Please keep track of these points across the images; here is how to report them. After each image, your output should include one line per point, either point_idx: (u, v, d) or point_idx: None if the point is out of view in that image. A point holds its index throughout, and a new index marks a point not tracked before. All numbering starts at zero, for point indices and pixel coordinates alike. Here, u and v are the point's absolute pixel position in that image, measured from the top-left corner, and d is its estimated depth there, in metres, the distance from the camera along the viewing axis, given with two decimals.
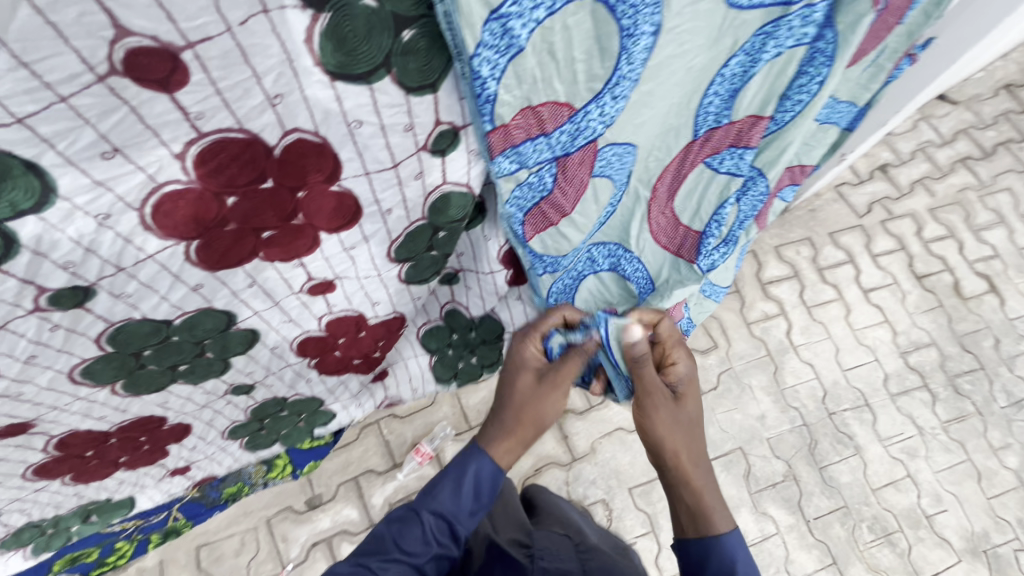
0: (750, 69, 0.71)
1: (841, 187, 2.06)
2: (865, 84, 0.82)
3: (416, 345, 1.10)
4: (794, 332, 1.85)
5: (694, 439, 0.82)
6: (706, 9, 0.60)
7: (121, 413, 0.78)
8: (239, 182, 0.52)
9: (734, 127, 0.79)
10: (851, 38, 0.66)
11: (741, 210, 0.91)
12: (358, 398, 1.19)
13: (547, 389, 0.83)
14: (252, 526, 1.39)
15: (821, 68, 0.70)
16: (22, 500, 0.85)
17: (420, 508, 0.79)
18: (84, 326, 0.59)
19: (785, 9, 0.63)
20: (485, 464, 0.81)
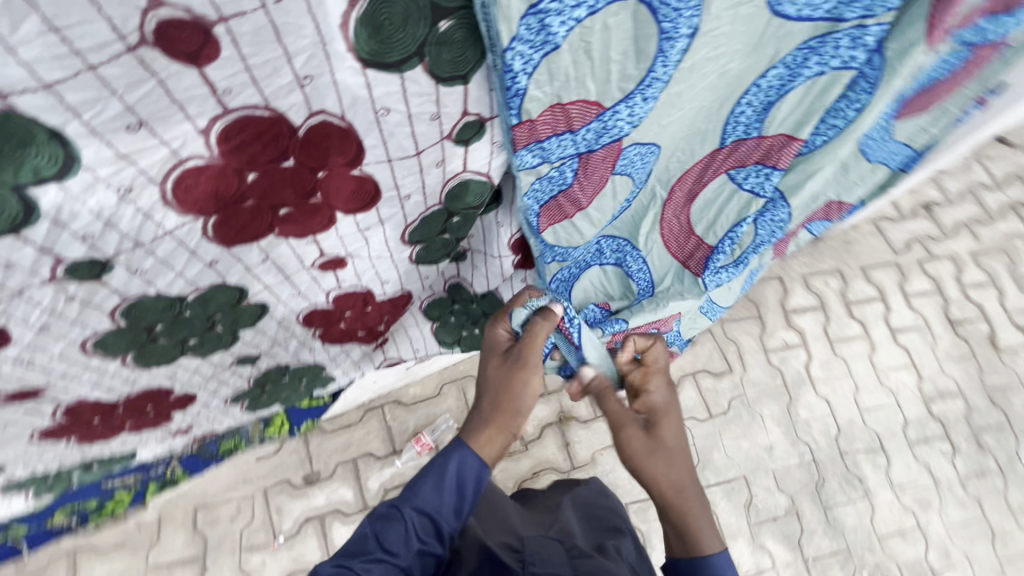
0: (788, 84, 0.71)
1: (879, 221, 1.98)
2: (927, 127, 0.80)
3: (419, 315, 1.06)
4: (813, 365, 1.79)
5: (684, 471, 0.82)
6: (746, 12, 0.59)
7: (130, 383, 0.79)
8: (261, 160, 0.51)
9: (763, 143, 0.80)
10: (899, 66, 0.66)
11: (757, 231, 0.95)
12: (358, 366, 1.15)
13: (512, 371, 0.83)
14: (249, 494, 1.43)
15: (863, 93, 0.71)
16: (29, 455, 0.88)
17: (402, 504, 0.78)
18: (99, 299, 0.60)
19: (834, 25, 0.62)
20: (462, 458, 0.80)
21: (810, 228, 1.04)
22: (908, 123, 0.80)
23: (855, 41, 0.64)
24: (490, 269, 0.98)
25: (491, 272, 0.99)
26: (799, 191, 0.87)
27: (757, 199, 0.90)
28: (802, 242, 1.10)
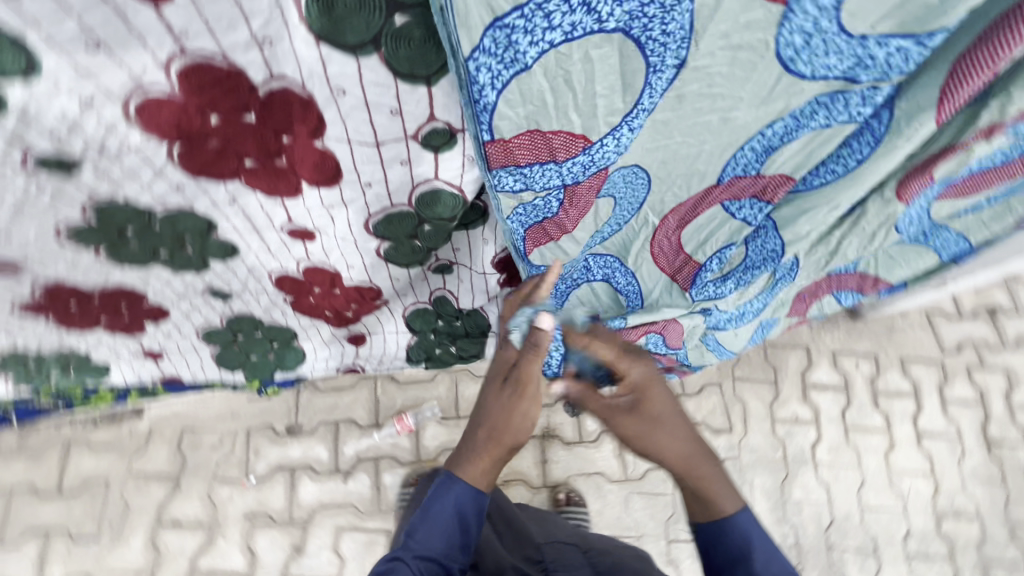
0: (792, 133, 0.69)
1: (933, 315, 1.92)
2: (988, 225, 0.89)
3: (400, 322, 1.10)
4: (820, 448, 1.76)
5: (684, 440, 0.85)
6: (746, 59, 0.57)
7: (103, 277, 0.84)
8: (222, 106, 0.53)
9: (761, 181, 0.78)
10: (904, 127, 0.67)
11: (747, 254, 0.92)
12: (328, 345, 1.16)
13: (513, 399, 0.82)
14: (235, 430, 1.70)
15: (866, 147, 0.72)
16: (11, 327, 0.94)
17: (404, 554, 0.77)
18: (67, 192, 0.63)
19: (848, 85, 0.61)
20: (456, 498, 0.80)
21: (839, 296, 1.09)
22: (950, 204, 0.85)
23: (865, 100, 0.64)
24: (474, 284, 0.98)
25: (475, 288, 1.00)
26: (792, 226, 0.84)
27: (746, 227, 0.87)
28: (829, 310, 1.14)
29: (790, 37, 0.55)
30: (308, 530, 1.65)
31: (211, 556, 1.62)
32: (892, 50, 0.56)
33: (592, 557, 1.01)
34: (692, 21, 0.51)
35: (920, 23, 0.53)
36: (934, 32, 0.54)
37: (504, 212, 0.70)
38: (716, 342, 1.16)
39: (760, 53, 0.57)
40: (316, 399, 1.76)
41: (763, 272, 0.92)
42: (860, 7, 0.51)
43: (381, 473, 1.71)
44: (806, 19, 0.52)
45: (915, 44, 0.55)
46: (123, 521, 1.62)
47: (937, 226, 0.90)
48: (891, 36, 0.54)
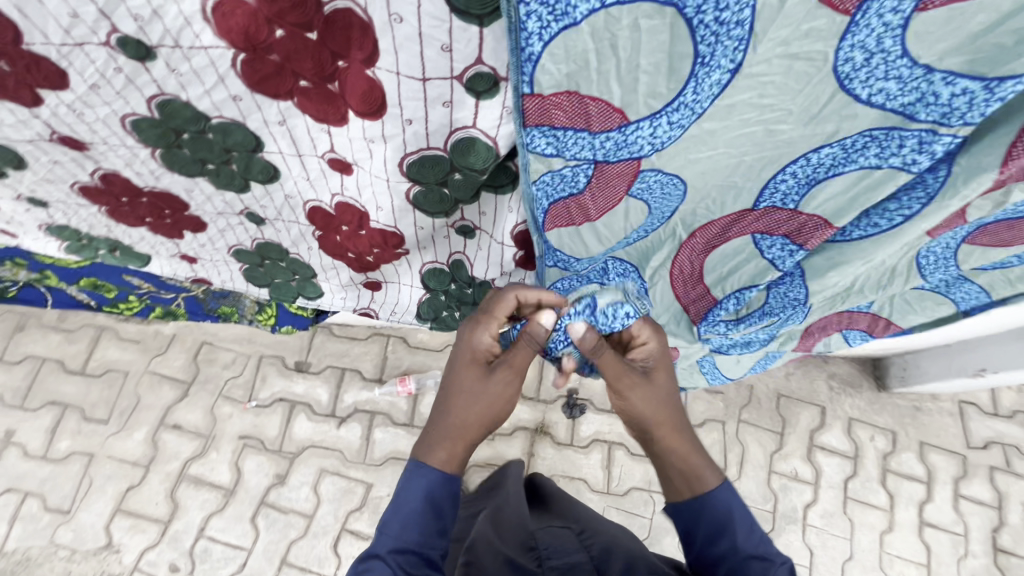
0: (838, 168, 0.67)
1: (966, 405, 1.83)
2: (1013, 283, 0.90)
3: (416, 277, 1.13)
4: (813, 510, 1.71)
5: (671, 409, 0.86)
6: (802, 71, 0.56)
7: (154, 179, 0.90)
8: (287, 19, 0.56)
9: (797, 219, 0.77)
10: (960, 187, 0.65)
11: (767, 300, 0.94)
12: (345, 289, 1.21)
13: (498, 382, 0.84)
14: (249, 353, 1.82)
15: (916, 203, 0.70)
16: (67, 207, 1.01)
17: (381, 549, 0.79)
18: (140, 82, 0.68)
19: (906, 123, 0.59)
20: (428, 484, 0.82)
21: (848, 336, 1.10)
22: (980, 254, 0.84)
23: (922, 146, 0.61)
24: (491, 255, 1.00)
25: (491, 259, 1.02)
26: (820, 277, 0.85)
27: (773, 268, 0.86)
28: (837, 349, 1.15)
29: (850, 52, 0.53)
30: (295, 464, 1.73)
31: (201, 465, 1.72)
32: (958, 90, 0.55)
33: (584, 539, 1.06)
34: (751, 24, 0.51)
35: (989, 64, 0.52)
36: (1003, 77, 0.52)
37: (530, 177, 0.72)
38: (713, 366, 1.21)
39: (817, 66, 0.55)
40: (327, 342, 1.85)
41: (779, 317, 0.95)
42: (924, 29, 0.50)
43: (373, 427, 1.77)
44: (868, 35, 0.51)
45: (982, 88, 0.54)
46: (131, 414, 1.76)
47: (960, 279, 0.92)
48: (959, 74, 0.53)
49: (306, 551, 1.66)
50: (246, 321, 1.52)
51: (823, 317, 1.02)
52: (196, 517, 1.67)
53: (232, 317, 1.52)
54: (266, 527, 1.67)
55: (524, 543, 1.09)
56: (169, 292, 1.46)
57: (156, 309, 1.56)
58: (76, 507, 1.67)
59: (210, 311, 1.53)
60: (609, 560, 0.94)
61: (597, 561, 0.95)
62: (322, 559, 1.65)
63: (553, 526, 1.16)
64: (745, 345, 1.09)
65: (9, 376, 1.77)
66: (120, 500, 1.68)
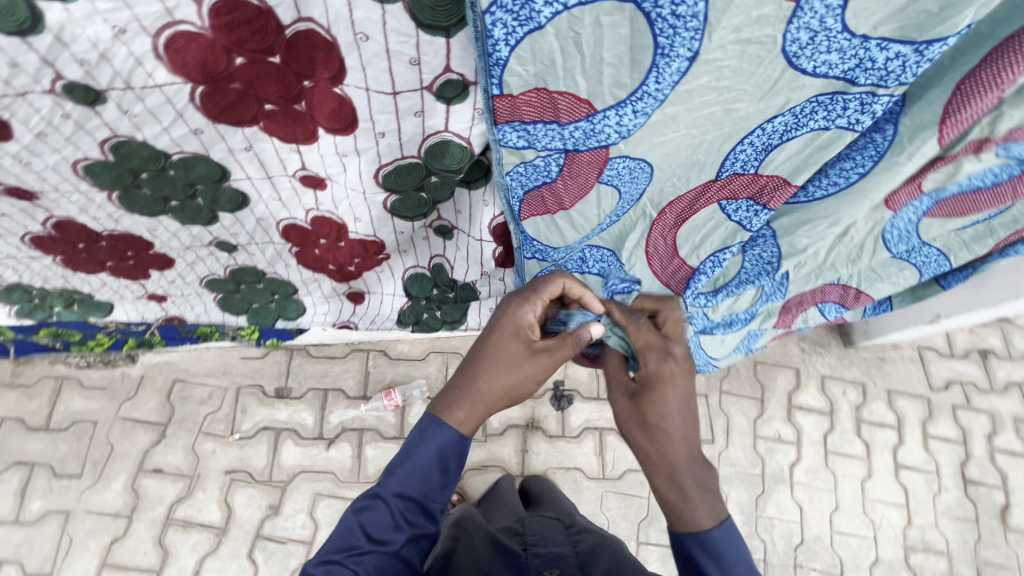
0: (791, 133, 0.69)
1: (925, 350, 1.95)
2: (969, 245, 0.97)
3: (398, 284, 1.13)
4: (798, 468, 1.79)
5: (667, 444, 0.77)
6: (755, 54, 0.58)
7: (113, 222, 0.86)
8: (248, 46, 0.55)
9: (759, 181, 0.78)
10: (906, 144, 0.70)
11: (744, 263, 0.97)
12: (328, 300, 1.19)
13: (535, 367, 0.85)
14: (225, 386, 1.77)
15: (869, 160, 0.74)
16: (17, 261, 0.96)
17: (383, 492, 0.81)
18: (91, 126, 0.65)
19: (847, 86, 0.62)
20: (440, 444, 0.83)
21: (823, 309, 1.12)
22: (941, 224, 0.93)
23: (863, 107, 0.64)
24: (471, 253, 1.01)
25: (472, 258, 1.02)
26: (790, 236, 0.88)
27: (743, 230, 0.87)
28: (813, 325, 1.18)
29: (796, 33, 0.56)
30: (287, 492, 1.69)
31: (188, 507, 1.66)
32: (891, 54, 0.58)
33: (572, 533, 1.05)
34: (706, 15, 0.53)
35: (919, 28, 0.55)
36: (932, 40, 0.56)
37: (504, 169, 0.73)
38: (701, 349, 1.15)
39: (767, 48, 0.57)
40: (307, 364, 1.81)
41: (756, 279, 0.98)
42: (863, 6, 0.52)
43: (363, 444, 1.75)
44: (812, 16, 0.54)
45: (914, 51, 0.57)
46: (106, 464, 1.68)
47: (927, 246, 0.98)
48: (891, 40, 0.56)
49: None
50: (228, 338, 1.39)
51: (799, 294, 1.07)
52: (190, 561, 1.62)
53: (212, 335, 1.36)
54: (264, 561, 1.63)
55: (510, 528, 1.08)
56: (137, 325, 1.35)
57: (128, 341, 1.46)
58: (58, 569, 1.59)
59: (187, 335, 1.42)
60: (594, 560, 0.91)
61: (582, 557, 0.93)
62: None
63: (545, 517, 1.17)
64: (727, 325, 1.10)
65: None
66: (104, 555, 1.60)
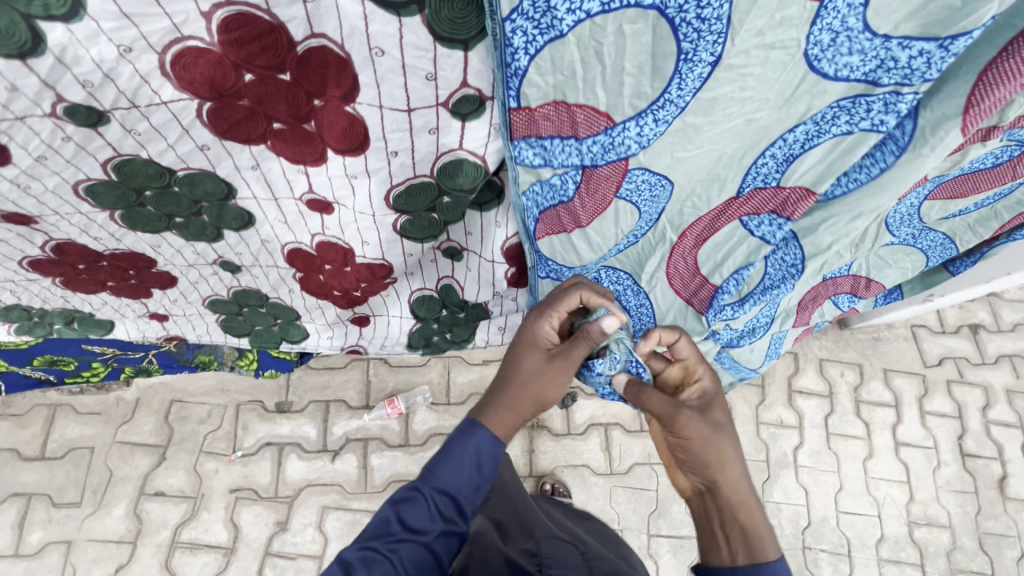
0: (813, 140, 0.68)
1: (918, 328, 1.98)
2: (974, 229, 0.99)
3: (405, 307, 1.11)
4: (801, 451, 1.81)
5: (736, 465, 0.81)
6: (778, 60, 0.57)
7: (115, 241, 0.83)
8: (258, 63, 0.54)
9: (780, 195, 0.77)
10: (929, 137, 0.67)
11: (766, 271, 0.91)
12: (331, 328, 1.17)
13: (556, 371, 0.85)
14: (224, 404, 1.73)
15: (890, 156, 0.71)
16: (15, 284, 0.92)
17: (421, 485, 0.80)
18: (93, 148, 0.63)
19: (870, 88, 0.60)
20: (477, 444, 0.81)
21: (837, 301, 1.12)
22: (942, 207, 0.94)
23: (887, 107, 0.62)
24: (482, 274, 1.00)
25: (483, 279, 1.02)
26: (813, 235, 0.83)
27: (766, 244, 0.87)
28: (830, 317, 1.18)
29: (818, 35, 0.56)
30: (294, 507, 1.67)
31: (193, 528, 1.63)
32: (914, 53, 0.56)
33: (590, 558, 0.90)
34: (729, 17, 0.52)
35: (942, 25, 0.53)
36: (957, 35, 0.53)
37: (520, 187, 0.73)
38: (732, 360, 1.17)
39: (790, 53, 0.57)
40: (307, 376, 1.78)
41: (779, 289, 0.92)
42: (883, 5, 0.52)
43: (369, 454, 1.73)
44: (835, 16, 0.54)
45: (938, 47, 0.55)
46: (106, 490, 1.64)
47: (926, 228, 0.99)
48: (914, 38, 0.55)
49: None
50: (226, 368, 1.43)
51: (811, 288, 1.05)
52: None
53: (211, 363, 1.44)
54: None
55: (527, 548, 0.95)
56: (137, 349, 1.31)
57: (126, 370, 1.43)
58: None
59: (187, 362, 1.42)
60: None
61: None
62: None
63: (563, 537, 1.01)
64: (750, 334, 1.09)
65: None
66: None
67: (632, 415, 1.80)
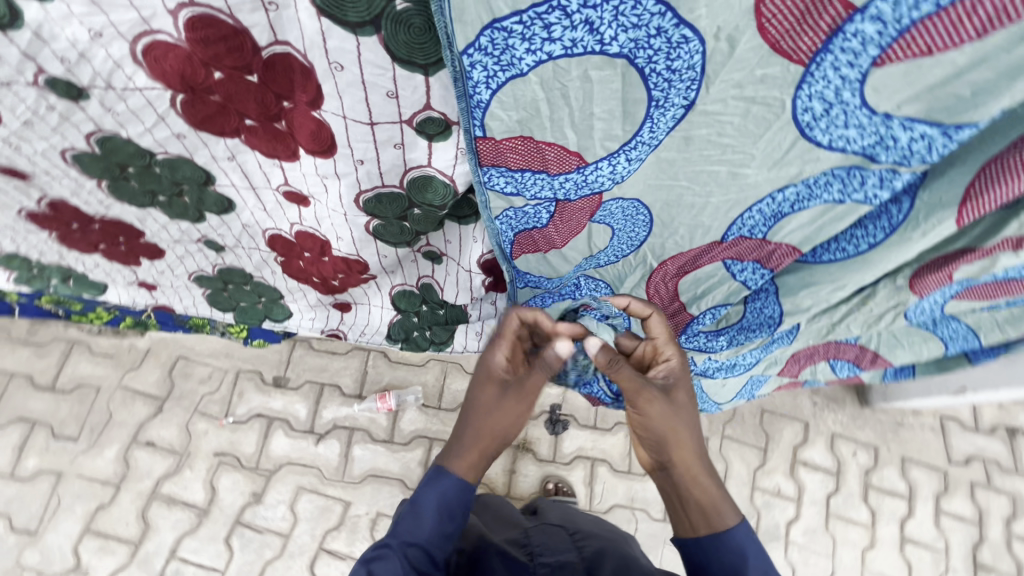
0: (803, 203, 0.64)
1: (948, 421, 1.83)
2: (1002, 326, 0.90)
3: (386, 298, 1.08)
4: (795, 526, 1.70)
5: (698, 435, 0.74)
6: (760, 115, 0.54)
7: (105, 208, 0.86)
8: (225, 62, 0.53)
9: (766, 247, 0.72)
10: (921, 221, 0.64)
11: (745, 314, 0.89)
12: (313, 310, 1.15)
13: (513, 401, 0.80)
14: (226, 368, 1.77)
15: (880, 232, 0.68)
16: (17, 234, 0.97)
17: (390, 540, 0.74)
18: (76, 119, 0.65)
19: (866, 163, 0.56)
20: (441, 489, 0.77)
21: (835, 365, 1.07)
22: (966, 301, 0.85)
23: (883, 183, 0.58)
24: (460, 280, 0.96)
25: (461, 285, 0.97)
26: (792, 296, 0.81)
27: (744, 289, 0.83)
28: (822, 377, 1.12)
29: (808, 102, 0.51)
30: (271, 482, 1.68)
31: (174, 483, 1.67)
32: (916, 135, 0.51)
33: (578, 540, 1.00)
34: (704, 66, 0.49)
35: (948, 111, 0.49)
36: (961, 123, 0.49)
37: (491, 212, 0.70)
38: (702, 390, 1.11)
39: (775, 112, 0.53)
40: (305, 355, 1.80)
41: (757, 334, 0.89)
42: (883, 84, 0.47)
43: (352, 443, 1.73)
44: (825, 86, 0.49)
45: (941, 133, 0.51)
46: (102, 430, 1.70)
47: (947, 317, 0.90)
48: (917, 120, 0.50)
49: (282, 572, 1.61)
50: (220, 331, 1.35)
51: (808, 347, 1.01)
52: (168, 537, 1.62)
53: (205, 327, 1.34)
54: (240, 548, 1.62)
55: (514, 539, 1.03)
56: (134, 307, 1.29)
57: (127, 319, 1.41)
58: (42, 528, 1.61)
59: (182, 322, 1.36)
60: (602, 561, 0.90)
61: (590, 563, 0.89)
62: None
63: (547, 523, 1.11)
64: (729, 369, 1.01)
65: None
66: (88, 520, 1.62)
67: (622, 454, 1.73)
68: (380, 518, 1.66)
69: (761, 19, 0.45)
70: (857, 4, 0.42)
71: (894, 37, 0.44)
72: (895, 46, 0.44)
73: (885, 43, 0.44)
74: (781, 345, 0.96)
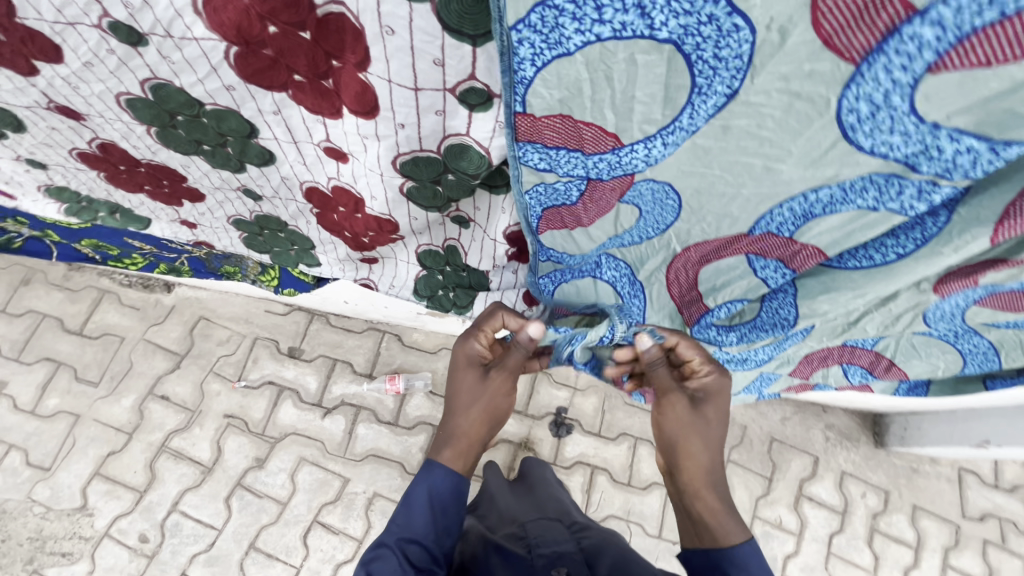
0: (835, 207, 0.63)
1: (967, 473, 1.76)
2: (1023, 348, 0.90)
3: (411, 255, 1.05)
4: (793, 561, 1.66)
5: (711, 451, 0.86)
6: (803, 111, 0.53)
7: (151, 154, 0.90)
8: (280, 18, 0.55)
9: (791, 248, 0.72)
10: (953, 236, 0.64)
11: (760, 312, 0.90)
12: (342, 265, 1.15)
13: (495, 381, 0.87)
14: (243, 334, 1.81)
15: (910, 243, 0.68)
16: (67, 171, 1.02)
17: (386, 539, 0.81)
18: (134, 65, 0.68)
19: (907, 172, 0.55)
20: (433, 483, 0.84)
21: (848, 369, 1.10)
22: (988, 315, 0.83)
23: (921, 195, 0.58)
24: (484, 249, 0.95)
25: (485, 252, 0.96)
26: (810, 300, 0.82)
27: (764, 286, 0.83)
28: (832, 378, 1.16)
29: (854, 103, 0.50)
30: (275, 449, 1.71)
31: (183, 439, 1.71)
32: (962, 148, 0.51)
33: (576, 533, 1.04)
34: (751, 57, 0.48)
35: (998, 127, 0.48)
36: (1011, 141, 0.49)
37: (523, 186, 0.69)
38: None
39: (818, 108, 0.52)
40: (321, 331, 1.82)
41: (769, 331, 0.91)
42: (934, 91, 0.46)
43: (357, 421, 1.75)
44: (874, 88, 0.47)
45: (988, 148, 0.50)
46: (122, 379, 1.76)
47: (970, 331, 0.89)
48: (965, 132, 0.49)
49: (276, 538, 1.64)
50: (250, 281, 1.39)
51: (825, 348, 1.03)
52: (172, 490, 1.67)
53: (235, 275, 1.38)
54: (238, 509, 1.66)
55: (513, 532, 1.04)
56: (170, 250, 1.35)
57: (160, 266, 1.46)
58: (55, 466, 1.67)
59: (214, 271, 1.40)
60: (600, 557, 0.92)
61: (590, 556, 0.93)
62: (290, 548, 1.64)
63: (542, 517, 1.12)
64: (740, 363, 1.07)
65: (9, 329, 1.79)
66: (99, 464, 1.68)
67: (623, 465, 1.71)
68: (376, 498, 1.68)
69: (816, 13, 0.44)
70: (916, 6, 0.40)
71: (952, 43, 0.42)
72: (953, 52, 0.42)
73: (942, 48, 0.42)
74: (793, 342, 0.97)
